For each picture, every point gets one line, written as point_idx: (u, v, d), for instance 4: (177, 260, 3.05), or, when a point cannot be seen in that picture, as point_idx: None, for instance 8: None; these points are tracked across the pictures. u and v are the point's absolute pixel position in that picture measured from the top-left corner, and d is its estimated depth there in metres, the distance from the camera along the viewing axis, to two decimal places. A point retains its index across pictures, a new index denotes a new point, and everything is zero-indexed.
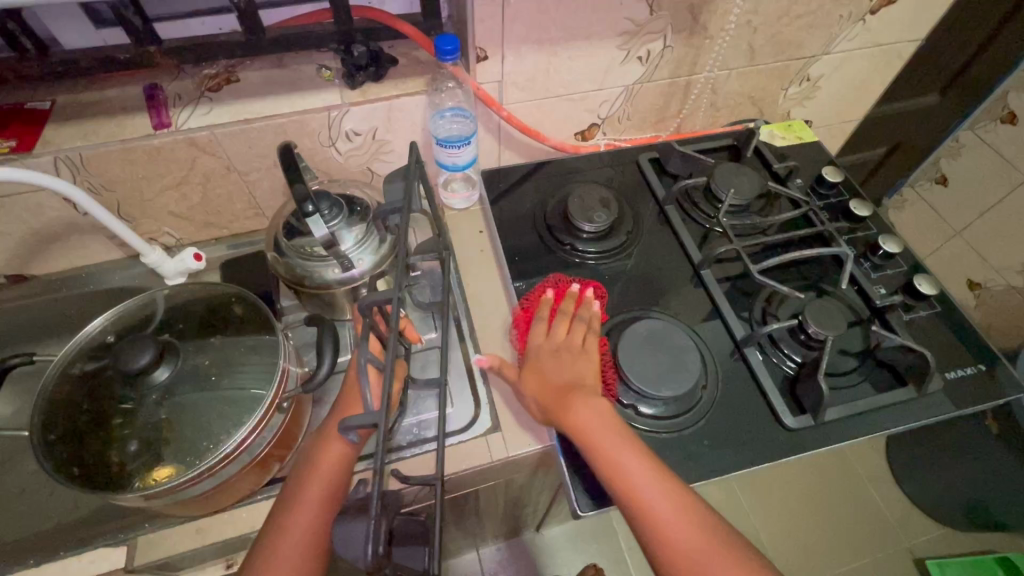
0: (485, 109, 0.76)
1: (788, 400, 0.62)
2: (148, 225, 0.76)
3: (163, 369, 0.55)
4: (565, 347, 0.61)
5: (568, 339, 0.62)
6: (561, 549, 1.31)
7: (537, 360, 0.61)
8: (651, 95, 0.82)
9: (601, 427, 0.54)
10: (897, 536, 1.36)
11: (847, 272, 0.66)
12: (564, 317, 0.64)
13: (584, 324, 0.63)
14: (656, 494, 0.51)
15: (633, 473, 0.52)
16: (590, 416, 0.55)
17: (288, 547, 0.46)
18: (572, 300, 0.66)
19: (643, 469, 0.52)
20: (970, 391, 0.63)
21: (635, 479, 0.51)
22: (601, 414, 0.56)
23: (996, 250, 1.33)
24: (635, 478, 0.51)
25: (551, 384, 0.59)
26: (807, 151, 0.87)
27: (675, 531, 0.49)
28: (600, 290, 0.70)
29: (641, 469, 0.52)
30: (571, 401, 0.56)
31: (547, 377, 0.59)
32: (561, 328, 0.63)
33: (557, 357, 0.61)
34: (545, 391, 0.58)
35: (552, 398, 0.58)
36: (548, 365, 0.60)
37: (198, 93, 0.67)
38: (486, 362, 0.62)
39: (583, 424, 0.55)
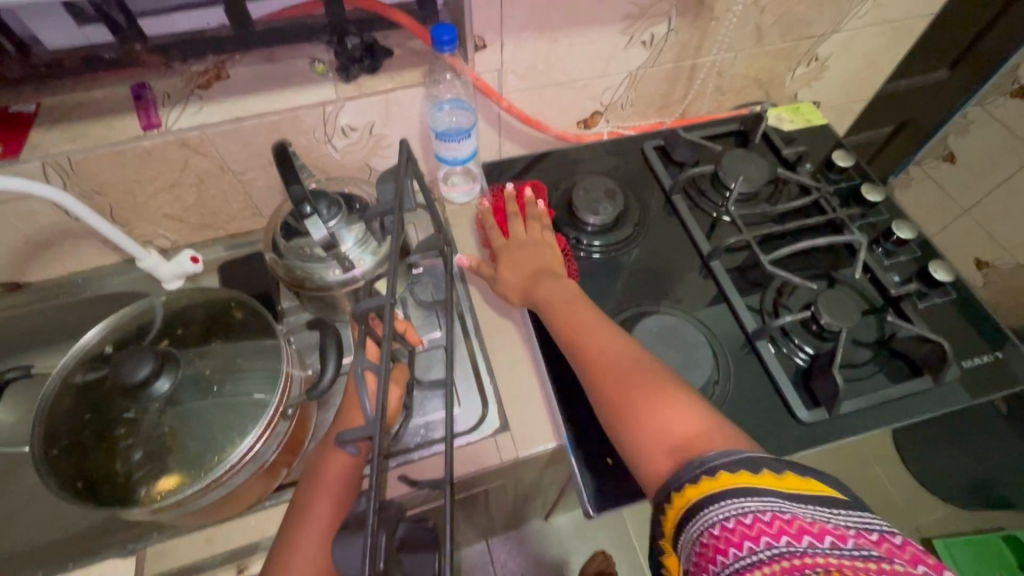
0: (484, 100, 0.74)
1: (802, 393, 0.60)
2: (143, 228, 0.75)
3: (164, 380, 0.53)
4: (528, 240, 0.65)
5: (527, 233, 0.66)
6: (570, 537, 1.31)
7: (505, 252, 0.65)
8: (655, 80, 0.80)
9: (564, 298, 0.58)
10: (905, 517, 1.36)
11: (861, 260, 0.65)
12: (523, 213, 0.68)
13: (537, 221, 0.67)
14: (611, 349, 0.52)
15: (587, 332, 0.54)
16: (551, 290, 0.59)
17: (296, 567, 0.45)
18: (517, 201, 0.69)
19: (598, 331, 0.54)
20: (987, 378, 0.62)
21: (589, 338, 0.54)
22: (562, 288, 0.60)
23: (1006, 227, 1.32)
24: (588, 338, 0.54)
25: (519, 270, 0.63)
26: (815, 134, 0.84)
27: (624, 379, 0.49)
28: (540, 189, 0.73)
29: (597, 332, 0.54)
30: (538, 279, 0.61)
31: (514, 266, 0.64)
32: (520, 227, 0.67)
33: (522, 248, 0.65)
34: (513, 276, 0.63)
35: (521, 281, 0.62)
36: (515, 257, 0.64)
37: (187, 91, 0.65)
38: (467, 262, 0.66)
39: (546, 296, 0.59)
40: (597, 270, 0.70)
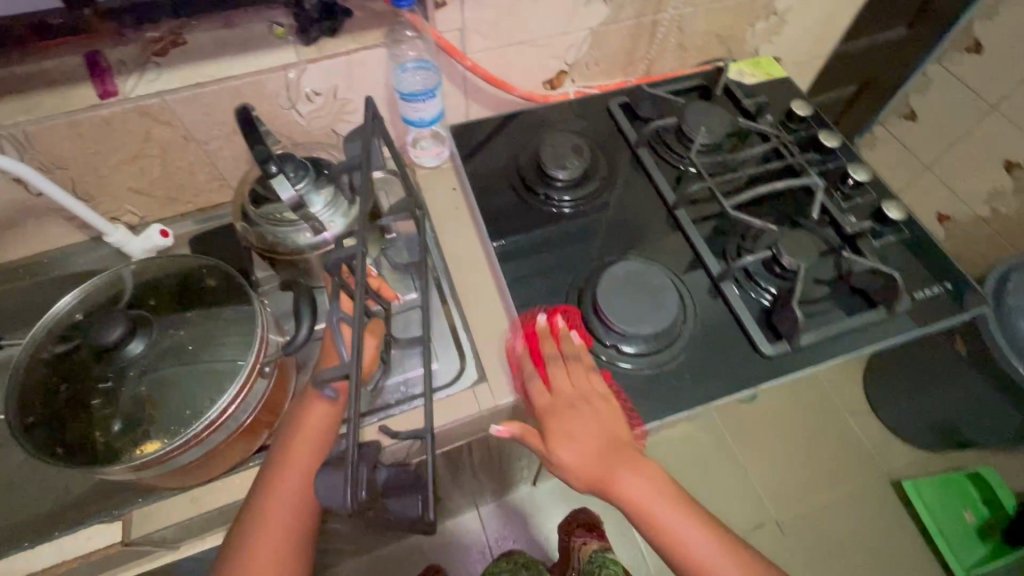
0: (447, 60, 0.74)
1: (766, 330, 0.63)
2: (108, 204, 0.73)
3: (138, 342, 0.55)
4: (580, 399, 0.57)
5: (577, 389, 0.58)
6: (558, 498, 1.35)
7: (556, 421, 0.56)
8: (617, 38, 0.81)
9: (652, 495, 0.55)
10: (875, 462, 1.43)
11: (818, 201, 0.67)
12: (560, 359, 0.60)
13: (579, 364, 0.59)
14: (709, 552, 0.54)
15: (686, 537, 0.55)
16: (637, 487, 0.55)
17: (279, 507, 0.50)
18: (552, 338, 0.62)
19: (692, 530, 0.55)
20: (938, 309, 0.65)
21: (690, 544, 0.55)
22: (643, 478, 0.56)
23: (965, 180, 1.35)
24: (690, 547, 0.54)
25: (586, 453, 0.55)
26: (775, 88, 0.86)
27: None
28: (572, 313, 0.64)
29: (693, 534, 0.55)
30: (613, 468, 0.55)
31: (577, 449, 0.55)
32: (559, 376, 0.58)
33: (582, 420, 0.56)
34: (579, 461, 0.55)
35: (595, 472, 0.55)
36: (575, 436, 0.55)
37: (143, 58, 0.62)
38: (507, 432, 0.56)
39: (634, 496, 0.55)
40: (567, 226, 0.72)
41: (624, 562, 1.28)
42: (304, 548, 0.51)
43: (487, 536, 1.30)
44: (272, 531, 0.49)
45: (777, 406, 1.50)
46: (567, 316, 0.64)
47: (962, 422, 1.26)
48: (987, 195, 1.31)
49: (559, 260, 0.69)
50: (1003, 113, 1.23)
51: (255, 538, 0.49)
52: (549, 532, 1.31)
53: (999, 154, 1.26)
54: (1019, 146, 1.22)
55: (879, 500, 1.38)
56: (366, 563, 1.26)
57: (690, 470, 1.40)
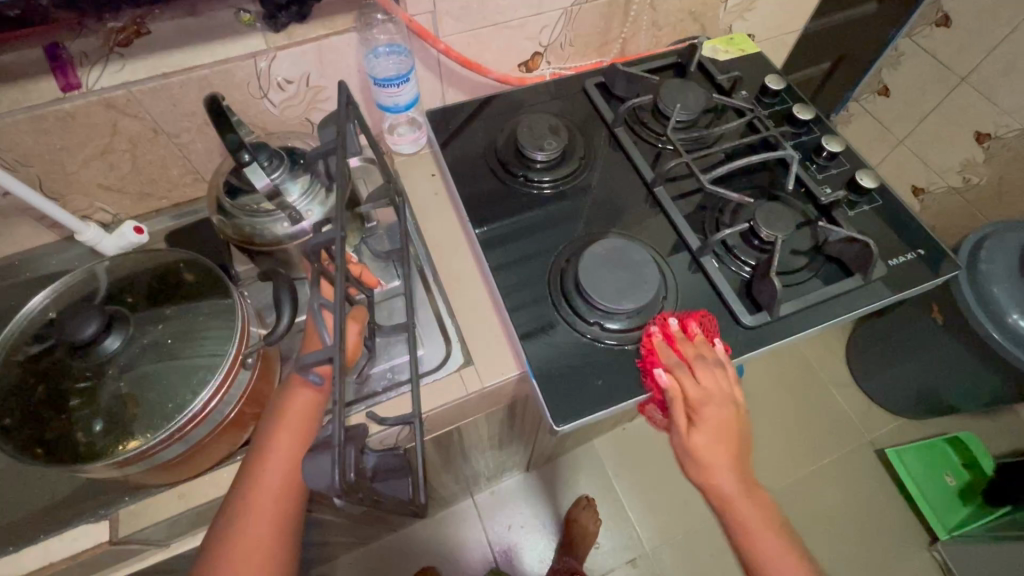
0: (420, 43, 0.73)
1: (746, 301, 0.64)
2: (78, 202, 0.72)
3: (115, 339, 0.53)
4: (723, 401, 0.57)
5: (723, 392, 0.58)
6: (552, 482, 1.36)
7: (701, 414, 0.57)
8: (591, 17, 0.81)
9: (755, 513, 0.57)
10: (860, 432, 1.46)
11: (794, 173, 0.68)
12: (711, 360, 0.59)
13: (722, 370, 0.59)
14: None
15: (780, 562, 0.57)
16: (748, 504, 0.57)
17: (265, 498, 0.50)
18: (697, 339, 0.60)
19: (782, 555, 0.57)
20: (913, 274, 0.67)
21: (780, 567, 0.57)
22: (752, 496, 0.58)
23: (937, 153, 1.38)
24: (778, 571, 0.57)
25: (717, 454, 0.57)
26: (749, 63, 0.87)
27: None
28: (707, 320, 0.62)
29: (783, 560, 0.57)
30: (731, 480, 0.57)
31: (712, 443, 0.57)
32: (709, 375, 0.58)
33: (722, 423, 0.57)
34: (713, 458, 0.57)
35: (719, 477, 0.57)
36: (714, 433, 0.57)
37: (105, 51, 0.59)
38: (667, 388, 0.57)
39: (740, 510, 0.57)
40: (547, 207, 0.72)
41: (620, 541, 1.30)
42: (289, 538, 0.51)
43: (483, 523, 1.31)
44: (255, 522, 0.49)
45: (762, 382, 1.53)
46: (702, 322, 0.62)
47: (941, 389, 1.29)
48: (959, 167, 1.34)
49: (540, 241, 0.69)
50: (973, 85, 1.25)
51: (245, 530, 0.49)
52: (544, 517, 1.32)
53: (970, 125, 1.28)
54: (988, 118, 1.24)
55: (864, 468, 1.42)
56: (364, 556, 1.26)
57: None
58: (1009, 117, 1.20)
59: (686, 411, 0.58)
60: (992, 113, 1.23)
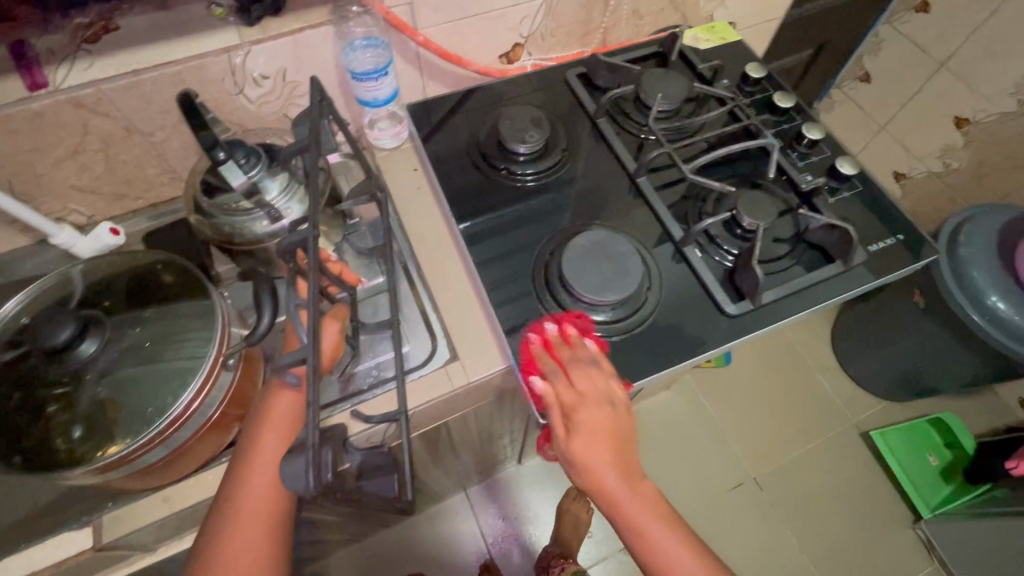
0: (398, 35, 0.72)
1: (729, 290, 0.65)
2: (50, 204, 0.70)
3: (90, 344, 0.52)
4: (600, 399, 0.56)
5: (599, 391, 0.56)
6: (545, 473, 1.37)
7: (576, 417, 0.55)
8: (571, 7, 0.80)
9: (645, 511, 0.55)
10: (845, 415, 1.49)
11: (774, 161, 0.69)
12: (585, 359, 0.58)
13: (599, 369, 0.58)
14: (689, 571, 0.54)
15: (674, 557, 0.54)
16: (636, 505, 0.55)
17: (250, 500, 0.50)
18: (571, 343, 0.59)
19: (678, 548, 0.55)
20: (892, 259, 0.68)
21: (675, 562, 0.54)
22: (640, 494, 0.55)
23: (917, 138, 1.39)
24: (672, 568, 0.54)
25: (598, 457, 0.55)
26: (731, 51, 0.86)
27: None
28: (586, 321, 0.61)
29: (676, 555, 0.54)
30: (614, 483, 0.54)
31: (589, 448, 0.55)
32: (581, 376, 0.57)
33: (600, 424, 0.55)
34: (592, 462, 0.54)
35: (602, 479, 0.54)
36: (591, 437, 0.55)
37: (73, 47, 0.57)
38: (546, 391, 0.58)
39: (629, 511, 0.55)
40: (531, 200, 0.71)
41: (612, 530, 1.31)
42: (280, 541, 0.50)
43: (476, 516, 1.32)
44: (243, 527, 0.49)
45: (749, 368, 1.55)
46: (580, 324, 0.61)
47: (923, 371, 1.31)
48: (939, 152, 1.35)
49: (524, 234, 0.69)
50: (951, 70, 1.26)
51: (230, 532, 0.49)
52: (537, 507, 1.33)
53: (950, 110, 1.29)
54: (967, 103, 1.25)
55: (851, 451, 1.44)
56: (357, 553, 1.26)
57: (668, 438, 1.43)
58: (987, 101, 1.21)
59: (562, 416, 0.56)
60: (970, 97, 1.24)
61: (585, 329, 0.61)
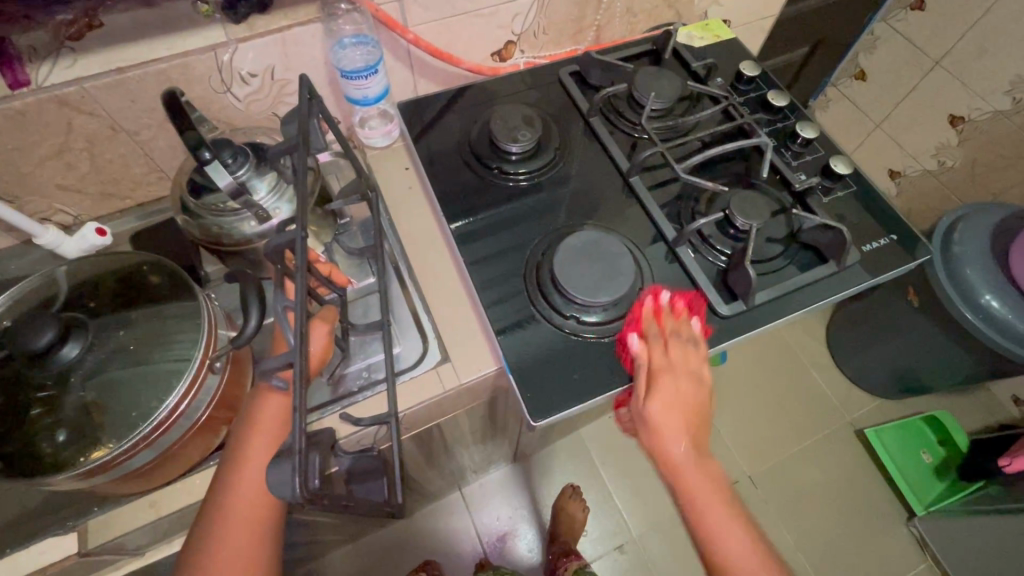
0: (388, 33, 0.71)
1: (722, 291, 0.64)
2: (36, 204, 0.69)
3: (73, 347, 0.51)
4: (686, 373, 0.59)
5: (688, 365, 0.60)
6: (540, 471, 1.37)
7: (659, 381, 0.59)
8: (564, 3, 0.79)
9: (705, 481, 0.59)
10: (840, 412, 1.49)
11: (768, 161, 0.68)
12: (687, 334, 0.61)
13: (695, 348, 0.61)
14: (736, 545, 0.57)
15: (723, 529, 0.58)
16: (697, 474, 0.59)
17: (238, 505, 0.49)
18: (678, 315, 0.62)
19: (729, 523, 0.58)
20: (887, 258, 0.67)
21: (723, 536, 0.57)
22: (700, 465, 0.59)
23: (912, 136, 1.39)
24: (719, 539, 0.57)
25: (671, 420, 0.58)
26: (725, 49, 0.86)
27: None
28: (697, 300, 0.63)
29: (726, 528, 0.58)
30: (679, 447, 0.58)
31: (665, 410, 0.58)
32: (678, 348, 0.60)
33: (679, 393, 0.59)
34: (666, 425, 0.58)
35: (668, 440, 0.58)
36: (668, 403, 0.58)
37: (56, 44, 0.56)
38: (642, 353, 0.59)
39: (689, 478, 0.59)
40: (524, 200, 0.71)
41: (608, 528, 1.31)
42: (271, 546, 0.50)
43: (472, 515, 1.31)
44: (231, 532, 0.48)
45: (744, 367, 1.55)
46: (690, 302, 0.63)
47: (917, 370, 1.31)
48: (934, 150, 1.35)
49: (516, 233, 0.68)
50: (946, 68, 1.26)
51: (219, 538, 0.48)
52: (533, 506, 1.33)
53: (944, 108, 1.29)
54: (962, 101, 1.25)
55: (845, 449, 1.44)
56: (352, 553, 1.26)
57: None
58: (981, 99, 1.21)
59: (647, 375, 0.59)
60: (965, 95, 1.24)
61: (693, 308, 0.63)
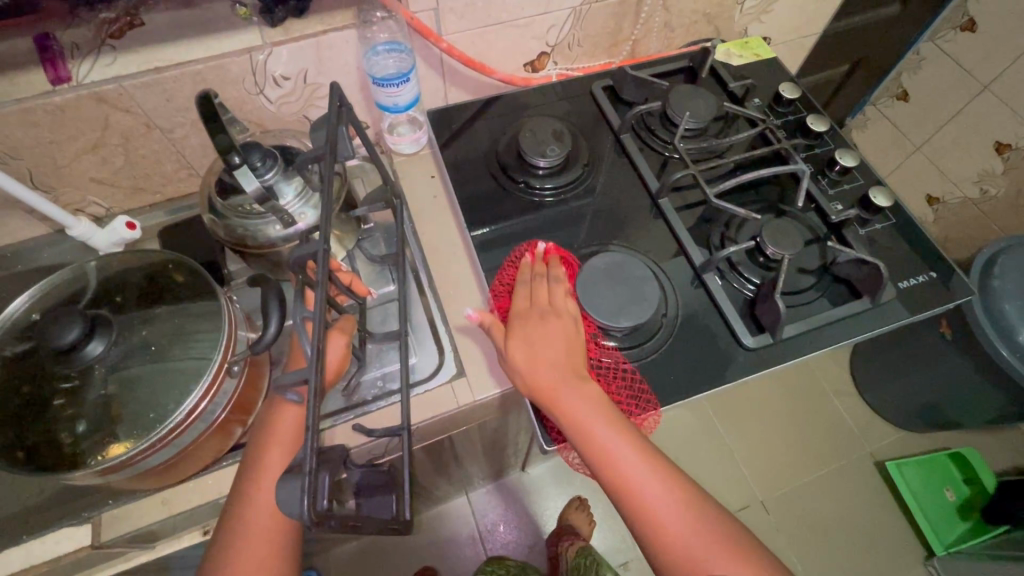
0: (422, 41, 0.71)
1: (748, 322, 0.63)
2: (70, 195, 0.70)
3: (97, 344, 0.51)
4: (549, 310, 0.57)
5: (549, 301, 0.58)
6: (548, 483, 1.36)
7: (517, 320, 0.57)
8: (601, 17, 0.78)
9: (592, 411, 0.52)
10: (861, 442, 1.45)
11: (804, 189, 0.66)
12: (550, 276, 0.60)
13: (558, 285, 0.59)
14: (633, 467, 0.50)
15: (618, 454, 0.51)
16: (579, 402, 0.53)
17: (252, 515, 0.49)
18: (541, 261, 0.62)
19: (623, 447, 0.51)
20: (924, 296, 0.65)
21: (618, 460, 0.51)
22: (585, 393, 0.53)
23: (954, 162, 1.34)
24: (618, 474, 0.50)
25: (539, 353, 0.55)
26: (764, 69, 0.84)
27: (654, 518, 0.49)
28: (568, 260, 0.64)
29: (624, 462, 0.51)
30: (553, 378, 0.54)
31: (529, 346, 0.55)
32: (538, 290, 0.59)
33: (540, 327, 0.56)
34: (531, 357, 0.55)
35: (540, 375, 0.54)
36: (528, 340, 0.56)
37: (97, 41, 0.57)
38: (475, 319, 0.60)
39: (568, 407, 0.52)
40: (549, 215, 0.70)
41: (613, 544, 1.29)
42: (286, 558, 0.50)
43: (477, 521, 1.31)
44: (244, 541, 0.48)
45: (763, 389, 1.51)
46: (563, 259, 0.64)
47: (944, 405, 1.27)
48: (977, 177, 1.30)
49: None
50: (995, 93, 1.21)
51: (232, 546, 0.48)
52: (539, 516, 1.32)
53: (990, 134, 1.24)
54: (1009, 127, 1.20)
55: (864, 480, 1.40)
56: (358, 550, 1.26)
57: (676, 455, 1.41)
58: None
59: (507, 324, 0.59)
60: (1013, 122, 1.19)
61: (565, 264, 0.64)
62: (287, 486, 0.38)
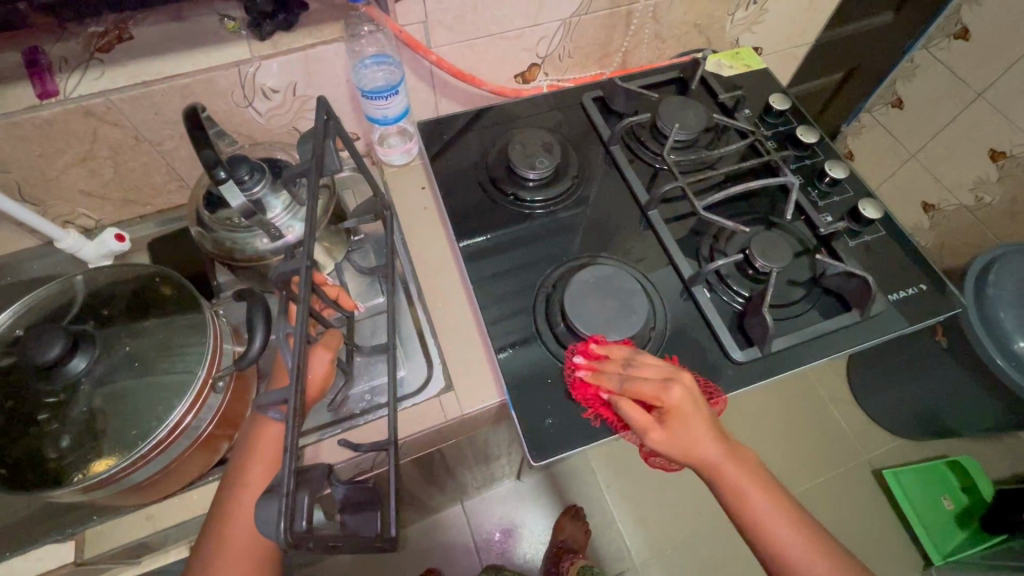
0: (412, 54, 0.71)
1: (737, 335, 0.62)
2: (59, 208, 0.70)
3: (81, 360, 0.52)
4: (677, 379, 0.54)
5: (668, 371, 0.55)
6: (542, 491, 1.35)
7: (670, 400, 0.52)
8: (591, 29, 0.78)
9: (747, 479, 0.55)
10: (858, 450, 1.44)
11: (793, 201, 0.66)
12: (636, 358, 0.56)
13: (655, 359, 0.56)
14: (783, 533, 0.54)
15: (771, 521, 0.54)
16: (736, 469, 0.55)
17: (234, 532, 0.49)
18: (607, 354, 0.56)
19: (774, 513, 0.54)
20: (916, 308, 0.65)
21: (770, 524, 0.54)
22: (739, 459, 0.55)
23: (949, 169, 1.34)
24: (773, 528, 0.54)
25: (696, 429, 0.53)
26: (754, 79, 0.84)
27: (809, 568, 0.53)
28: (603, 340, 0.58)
29: (774, 516, 0.54)
30: (712, 450, 0.54)
31: (687, 423, 0.53)
32: (649, 368, 0.54)
33: (689, 401, 0.53)
34: (692, 432, 0.53)
35: (702, 452, 0.54)
36: (687, 414, 0.53)
37: (85, 56, 0.57)
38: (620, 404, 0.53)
39: (728, 475, 0.55)
40: (539, 226, 0.70)
41: (609, 554, 1.28)
42: None
43: (473, 527, 1.30)
44: (225, 560, 0.48)
45: (759, 397, 1.50)
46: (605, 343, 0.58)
47: (942, 413, 1.26)
48: (972, 184, 1.30)
49: (531, 258, 0.67)
50: (990, 100, 1.20)
51: (212, 565, 0.48)
52: (533, 524, 1.31)
53: (985, 142, 1.24)
54: (1004, 135, 1.20)
55: (862, 488, 1.40)
56: (352, 560, 1.25)
57: None
58: None
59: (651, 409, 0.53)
60: (1007, 130, 1.19)
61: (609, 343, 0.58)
62: (267, 508, 0.38)
